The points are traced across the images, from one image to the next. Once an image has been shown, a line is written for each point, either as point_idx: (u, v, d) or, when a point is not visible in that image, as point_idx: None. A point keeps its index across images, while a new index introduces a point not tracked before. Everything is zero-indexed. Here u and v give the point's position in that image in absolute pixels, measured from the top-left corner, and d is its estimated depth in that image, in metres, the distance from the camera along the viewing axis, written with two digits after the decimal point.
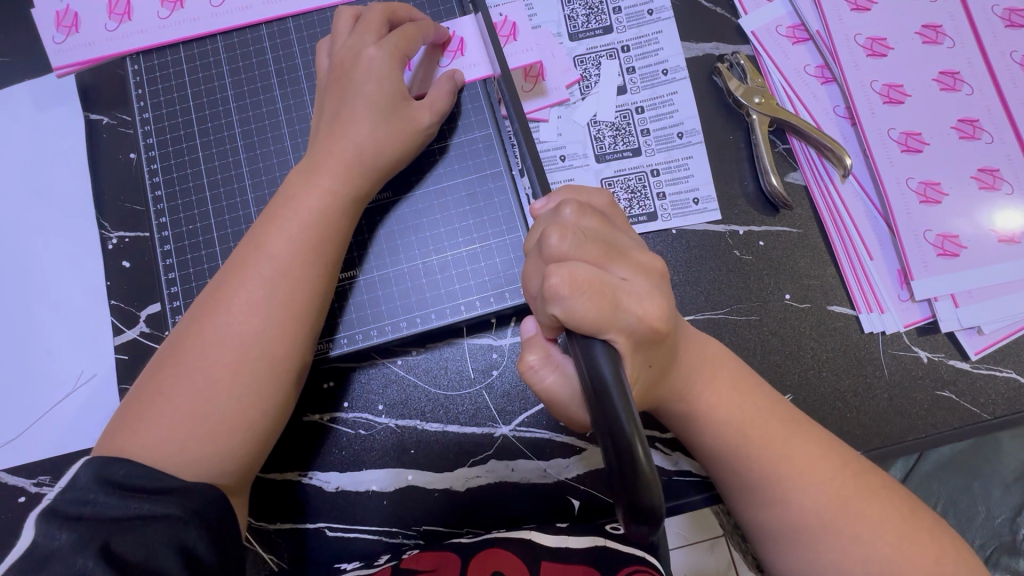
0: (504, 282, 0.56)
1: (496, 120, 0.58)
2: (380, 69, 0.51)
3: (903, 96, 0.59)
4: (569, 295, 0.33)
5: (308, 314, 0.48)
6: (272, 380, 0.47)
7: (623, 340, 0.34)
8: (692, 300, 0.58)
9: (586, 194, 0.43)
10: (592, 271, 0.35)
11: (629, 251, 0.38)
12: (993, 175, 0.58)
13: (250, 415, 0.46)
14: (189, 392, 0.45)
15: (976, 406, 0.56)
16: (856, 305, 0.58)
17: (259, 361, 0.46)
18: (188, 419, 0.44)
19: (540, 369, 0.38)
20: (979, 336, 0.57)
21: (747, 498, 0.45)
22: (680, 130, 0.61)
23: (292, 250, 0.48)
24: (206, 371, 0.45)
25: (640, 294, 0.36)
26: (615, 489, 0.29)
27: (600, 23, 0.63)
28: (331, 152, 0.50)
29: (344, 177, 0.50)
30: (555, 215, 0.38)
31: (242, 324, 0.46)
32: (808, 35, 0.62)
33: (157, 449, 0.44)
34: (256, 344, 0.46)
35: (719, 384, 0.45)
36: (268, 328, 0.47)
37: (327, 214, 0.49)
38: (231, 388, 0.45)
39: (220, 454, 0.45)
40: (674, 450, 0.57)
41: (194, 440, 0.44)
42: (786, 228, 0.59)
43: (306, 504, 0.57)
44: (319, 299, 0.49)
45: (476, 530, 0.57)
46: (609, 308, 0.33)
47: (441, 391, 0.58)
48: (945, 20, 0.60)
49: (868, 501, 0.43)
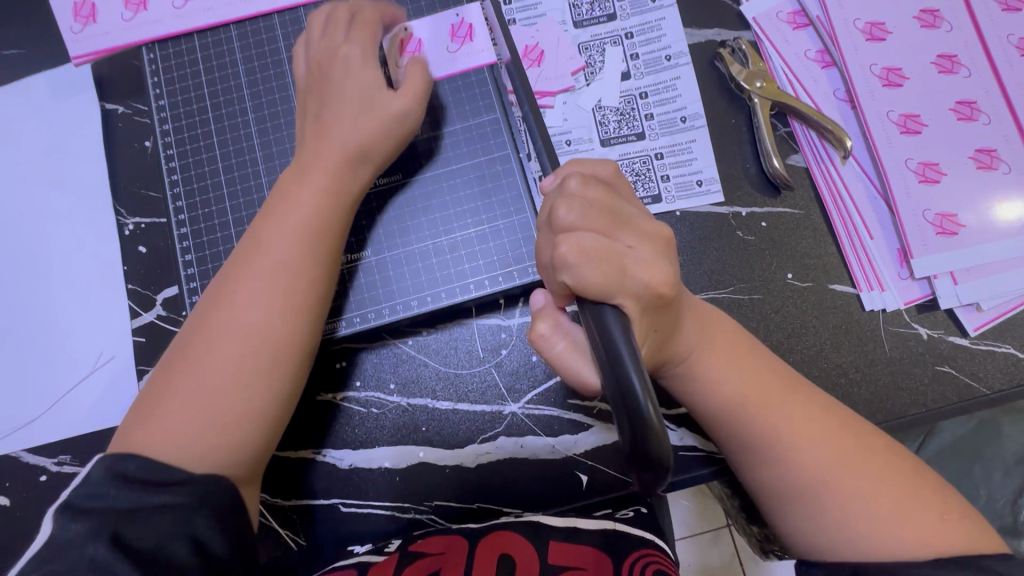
0: (512, 262, 0.57)
1: (503, 104, 0.59)
2: None
3: (901, 78, 0.61)
4: (576, 263, 0.35)
5: (326, 294, 0.50)
6: (292, 357, 0.48)
7: (631, 304, 0.35)
8: (696, 280, 0.60)
9: (591, 165, 0.43)
10: (601, 240, 0.36)
11: (634, 219, 0.39)
12: (990, 154, 0.59)
13: (272, 388, 0.48)
14: (211, 366, 0.46)
15: (976, 382, 0.57)
16: (857, 284, 0.59)
17: (267, 348, 0.48)
18: (211, 393, 0.46)
19: (550, 337, 0.39)
20: (977, 313, 0.58)
21: (758, 457, 0.46)
22: (684, 115, 0.63)
23: (309, 234, 0.49)
24: (228, 346, 0.47)
25: (648, 261, 0.37)
26: (625, 443, 0.31)
27: (603, 10, 0.65)
28: (347, 136, 0.52)
29: (361, 161, 0.51)
30: (560, 188, 0.39)
31: (264, 301, 0.48)
32: (808, 20, 0.64)
33: (181, 418, 0.45)
34: (275, 320, 0.48)
35: (720, 345, 0.47)
36: (291, 307, 0.48)
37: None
38: (252, 363, 0.47)
39: (240, 424, 0.46)
40: (680, 426, 0.58)
41: (215, 412, 0.46)
42: (787, 209, 0.61)
43: (320, 483, 0.58)
44: (335, 280, 0.50)
45: (487, 505, 0.58)
46: (615, 273, 0.35)
47: (452, 370, 0.59)
48: (943, 5, 0.62)
49: (864, 461, 0.44)
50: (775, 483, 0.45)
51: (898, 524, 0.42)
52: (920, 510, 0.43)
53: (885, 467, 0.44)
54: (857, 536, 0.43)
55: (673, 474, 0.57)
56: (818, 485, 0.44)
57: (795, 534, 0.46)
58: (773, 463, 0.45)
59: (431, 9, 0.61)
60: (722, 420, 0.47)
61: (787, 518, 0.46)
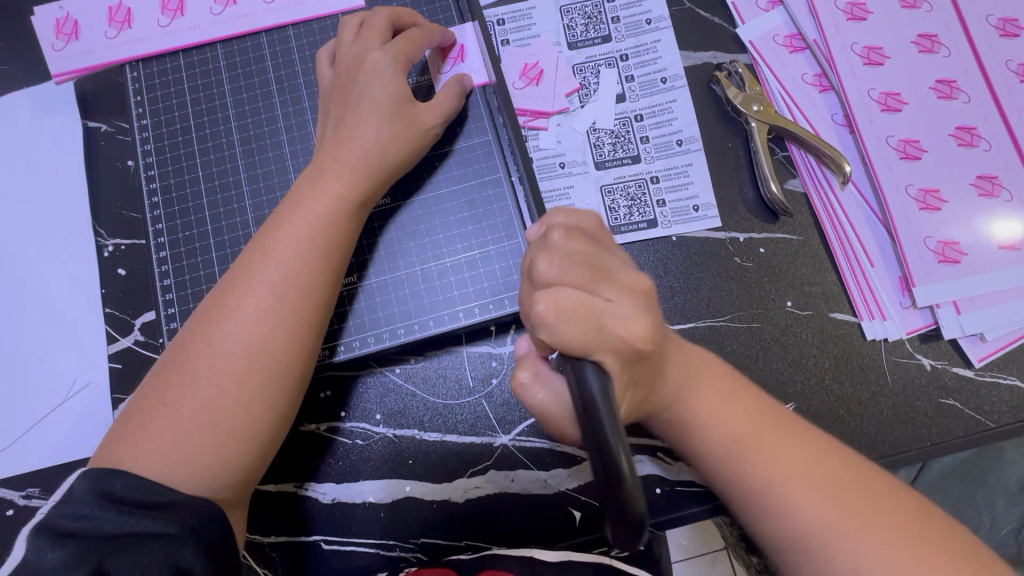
0: (504, 288, 0.55)
1: (495, 127, 0.57)
2: (384, 74, 0.51)
3: (900, 104, 0.60)
4: (554, 321, 0.33)
5: (313, 321, 0.48)
6: (277, 390, 0.46)
7: (610, 360, 0.33)
8: (693, 307, 0.58)
9: (576, 214, 0.41)
10: (580, 297, 0.34)
11: (616, 271, 0.37)
12: (991, 182, 0.58)
13: (257, 424, 0.45)
14: (192, 401, 0.44)
15: (981, 415, 0.55)
16: (858, 312, 0.57)
17: (263, 368, 0.45)
18: (192, 431, 0.43)
19: (532, 386, 0.38)
20: (981, 344, 0.56)
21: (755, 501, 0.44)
22: (680, 138, 0.62)
23: (297, 259, 0.47)
24: (210, 379, 0.44)
25: (627, 315, 0.34)
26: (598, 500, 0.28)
27: (598, 32, 0.64)
28: (336, 157, 0.50)
29: (352, 182, 0.50)
30: (543, 240, 0.38)
31: (251, 331, 0.45)
32: (805, 44, 0.63)
33: (157, 460, 0.43)
34: (260, 351, 0.45)
35: (702, 384, 0.47)
36: (277, 337, 0.46)
37: (335, 219, 0.49)
38: (235, 397, 0.44)
39: (221, 463, 0.44)
40: (677, 460, 0.55)
41: (196, 451, 0.43)
42: (786, 234, 0.59)
43: (302, 518, 0.56)
44: (324, 306, 0.48)
45: (476, 543, 0.56)
46: (594, 331, 0.32)
47: (439, 401, 0.57)
48: (941, 30, 0.61)
49: (867, 506, 0.42)
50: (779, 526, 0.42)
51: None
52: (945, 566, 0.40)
53: (896, 511, 0.42)
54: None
55: (669, 510, 0.55)
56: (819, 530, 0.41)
57: None
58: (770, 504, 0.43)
59: None
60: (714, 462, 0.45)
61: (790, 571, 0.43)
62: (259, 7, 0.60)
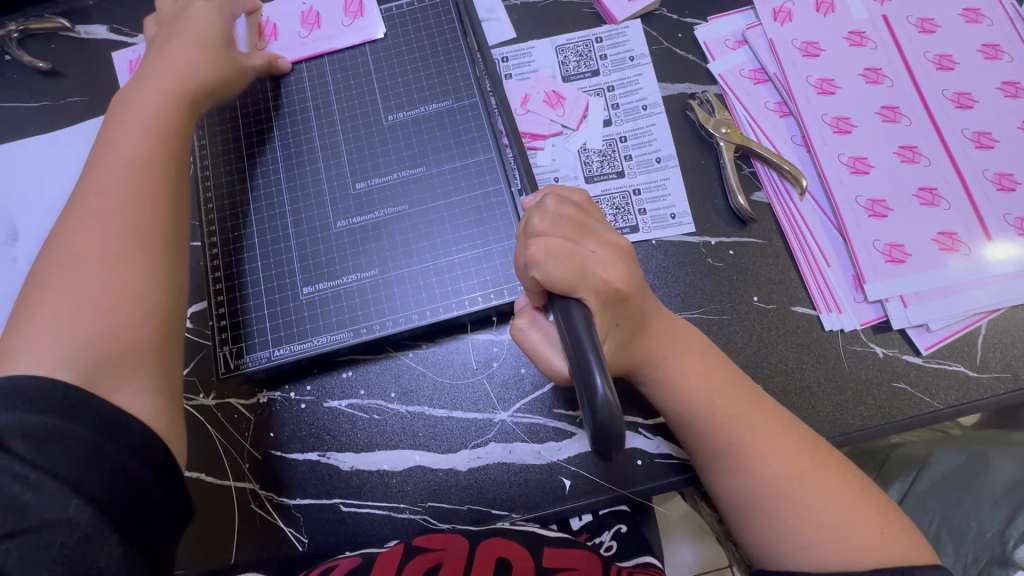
0: (503, 281, 0.64)
1: (498, 146, 0.67)
2: (194, 28, 0.64)
3: (849, 126, 0.69)
4: (543, 261, 0.43)
5: (159, 197, 0.54)
6: (143, 256, 0.51)
7: (592, 298, 0.42)
8: (671, 301, 0.66)
9: (567, 191, 0.51)
10: (566, 244, 0.44)
11: (599, 231, 0.46)
12: (932, 193, 0.66)
13: (131, 286, 0.50)
14: (63, 289, 0.49)
15: (930, 398, 0.62)
16: (817, 306, 0.65)
17: (127, 235, 0.51)
18: (76, 313, 0.48)
19: (527, 329, 0.49)
20: (927, 334, 0.63)
21: (728, 470, 0.52)
22: (658, 156, 0.71)
23: (92, 166, 0.55)
24: (75, 263, 0.50)
25: (608, 263, 0.44)
26: (587, 423, 0.37)
27: (588, 67, 0.74)
28: (133, 87, 0.60)
29: (129, 106, 0.58)
30: (539, 204, 0.47)
31: (107, 209, 0.52)
32: (767, 77, 0.73)
33: (43, 345, 0.47)
34: (120, 223, 0.52)
35: (688, 358, 0.53)
36: (132, 209, 0.52)
37: (108, 135, 0.57)
38: (105, 268, 0.50)
39: (102, 330, 0.48)
40: (656, 435, 0.62)
41: (79, 329, 0.48)
42: (752, 238, 0.67)
43: (323, 483, 0.63)
44: (166, 188, 0.55)
45: (478, 507, 0.62)
46: (578, 271, 0.42)
47: (447, 380, 0.65)
48: (884, 64, 0.71)
49: (814, 473, 0.50)
50: (736, 490, 0.52)
51: (834, 529, 0.49)
52: (859, 515, 0.49)
53: (836, 477, 0.50)
54: (794, 538, 0.49)
55: (650, 480, 0.62)
56: (776, 494, 0.50)
57: (748, 535, 0.52)
58: (735, 468, 0.51)
59: (437, 65, 0.71)
60: (696, 424, 0.52)
61: (746, 526, 0.52)
62: (295, 42, 0.72)
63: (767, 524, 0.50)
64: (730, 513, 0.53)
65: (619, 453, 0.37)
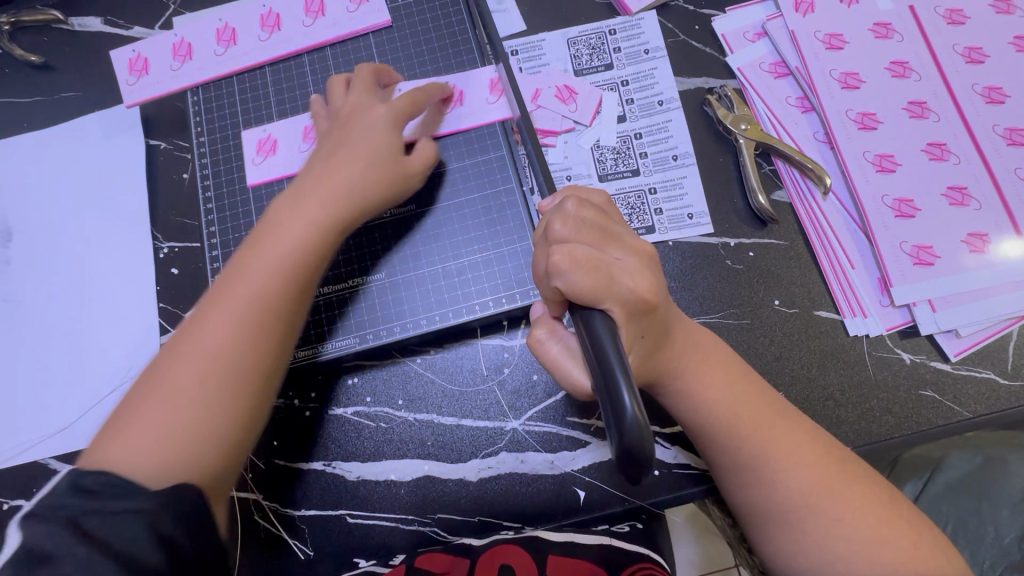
0: (515, 285, 0.62)
1: (509, 143, 0.65)
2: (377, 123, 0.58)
3: (875, 122, 0.66)
4: (568, 269, 0.40)
5: (278, 330, 0.49)
6: (231, 397, 0.47)
7: (617, 309, 0.40)
8: (689, 305, 0.63)
9: (586, 193, 0.49)
10: (589, 251, 0.41)
11: (622, 236, 0.44)
12: (961, 192, 0.63)
13: (215, 424, 0.46)
14: (167, 407, 0.45)
15: (959, 405, 0.60)
16: (841, 310, 0.62)
17: (227, 372, 0.47)
18: (147, 436, 0.44)
19: (545, 341, 0.47)
20: (957, 339, 0.61)
21: (752, 483, 0.49)
22: (675, 153, 0.68)
23: (265, 271, 0.50)
24: (179, 382, 0.46)
25: (633, 271, 0.42)
26: (613, 445, 0.34)
27: (601, 60, 0.71)
28: (318, 182, 0.56)
29: (294, 215, 0.53)
30: (558, 208, 0.45)
31: (214, 332, 0.47)
32: (789, 71, 0.70)
33: (127, 459, 0.42)
34: (227, 358, 0.47)
35: (709, 368, 0.51)
36: (252, 332, 0.48)
37: (265, 239, 0.52)
38: (194, 397, 0.45)
39: (168, 458, 0.44)
40: (673, 444, 0.60)
41: (154, 450, 0.43)
42: (774, 240, 0.65)
43: (328, 493, 0.61)
44: (291, 318, 0.51)
45: (488, 519, 0.60)
46: (603, 279, 0.40)
47: (456, 387, 0.63)
48: (912, 57, 0.68)
49: (842, 486, 0.48)
50: (760, 504, 0.49)
51: (864, 543, 0.47)
52: (892, 530, 0.47)
53: (864, 491, 0.48)
54: (821, 554, 0.47)
55: (667, 491, 0.60)
56: (803, 510, 0.48)
57: (771, 550, 0.50)
58: (761, 481, 0.49)
59: (445, 59, 0.68)
60: (720, 437, 0.50)
61: (770, 541, 0.50)
62: (299, 31, 0.69)
63: (792, 540, 0.48)
64: (751, 527, 0.51)
65: (650, 476, 0.35)
